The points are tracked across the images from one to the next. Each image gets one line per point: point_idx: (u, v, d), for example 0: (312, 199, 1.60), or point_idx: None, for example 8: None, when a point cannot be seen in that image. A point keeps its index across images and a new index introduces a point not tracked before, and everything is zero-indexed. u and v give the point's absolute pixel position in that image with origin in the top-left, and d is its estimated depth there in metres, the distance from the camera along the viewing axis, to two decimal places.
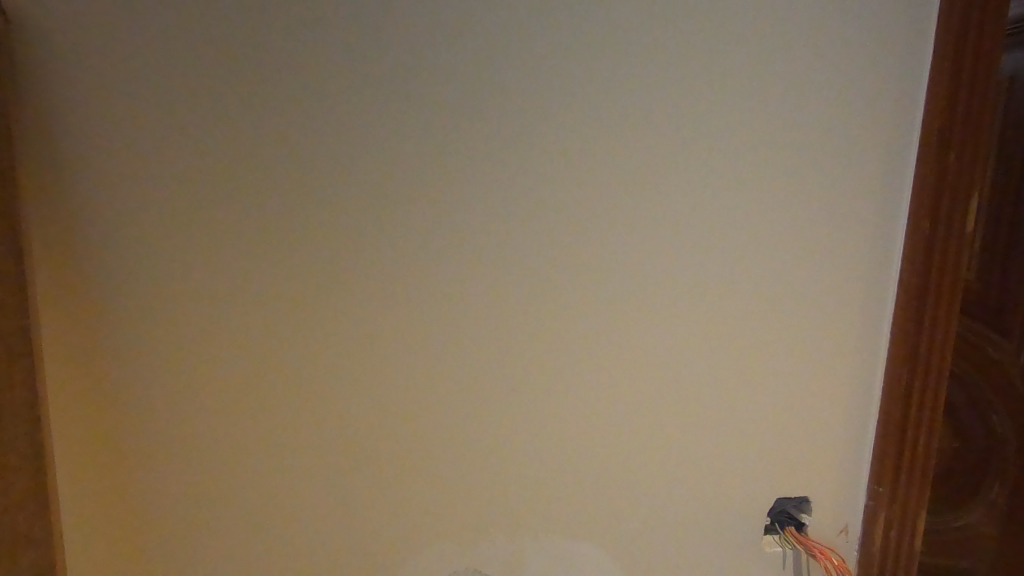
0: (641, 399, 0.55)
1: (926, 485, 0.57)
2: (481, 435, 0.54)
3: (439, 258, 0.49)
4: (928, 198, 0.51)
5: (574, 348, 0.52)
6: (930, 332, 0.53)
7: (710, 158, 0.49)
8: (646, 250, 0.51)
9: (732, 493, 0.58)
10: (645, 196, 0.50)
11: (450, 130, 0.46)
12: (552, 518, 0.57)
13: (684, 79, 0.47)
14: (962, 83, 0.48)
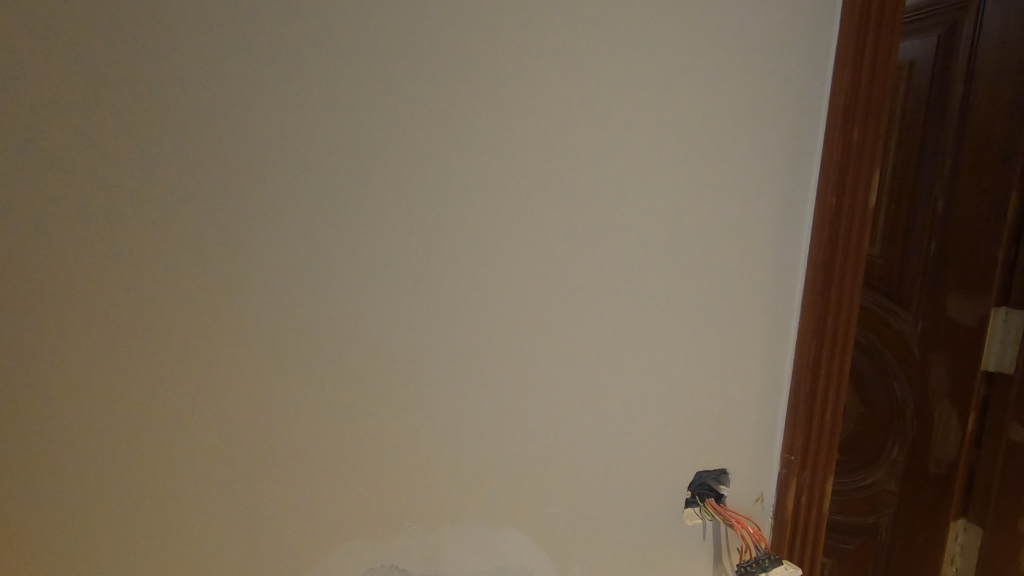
0: (550, 382, 0.55)
1: (831, 452, 0.62)
2: (404, 446, 0.52)
3: (347, 263, 0.49)
4: (831, 189, 0.55)
5: (498, 340, 0.52)
6: (835, 314, 0.58)
7: (600, 145, 0.50)
8: (539, 233, 0.52)
9: (650, 473, 0.58)
10: (535, 184, 0.51)
11: (362, 136, 0.47)
12: (471, 516, 0.55)
13: (602, 69, 0.48)
14: (862, 73, 0.53)
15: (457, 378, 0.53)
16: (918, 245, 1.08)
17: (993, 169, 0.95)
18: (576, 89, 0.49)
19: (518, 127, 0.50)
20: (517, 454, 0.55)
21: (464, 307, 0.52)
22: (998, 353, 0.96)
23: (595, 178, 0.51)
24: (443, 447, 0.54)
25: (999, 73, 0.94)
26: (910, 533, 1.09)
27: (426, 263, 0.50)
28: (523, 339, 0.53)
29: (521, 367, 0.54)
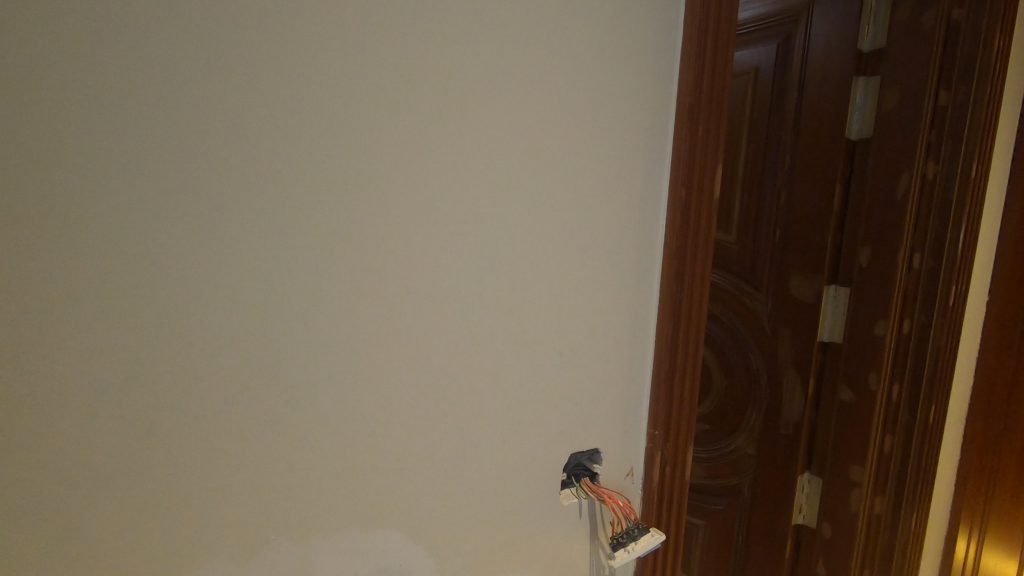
0: (431, 386, 0.52)
1: (689, 422, 0.68)
2: (270, 468, 0.45)
3: (187, 273, 0.39)
4: (681, 183, 0.61)
5: (377, 341, 0.48)
6: (688, 297, 0.64)
7: (474, 135, 0.50)
8: (413, 229, 0.48)
9: (531, 457, 0.59)
10: (407, 174, 0.47)
11: (204, 118, 0.38)
12: (347, 532, 0.50)
13: (472, 61, 0.49)
14: (703, 79, 0.60)
15: (327, 393, 0.47)
16: (765, 232, 1.21)
17: (821, 164, 1.09)
18: (454, 77, 0.48)
19: (397, 115, 0.46)
20: (395, 465, 0.51)
21: (334, 315, 0.46)
22: (830, 324, 1.11)
23: (470, 170, 0.50)
24: (310, 474, 0.47)
25: (824, 81, 1.08)
26: (766, 490, 1.22)
27: (278, 269, 0.43)
28: (400, 344, 0.50)
29: (400, 375, 0.50)
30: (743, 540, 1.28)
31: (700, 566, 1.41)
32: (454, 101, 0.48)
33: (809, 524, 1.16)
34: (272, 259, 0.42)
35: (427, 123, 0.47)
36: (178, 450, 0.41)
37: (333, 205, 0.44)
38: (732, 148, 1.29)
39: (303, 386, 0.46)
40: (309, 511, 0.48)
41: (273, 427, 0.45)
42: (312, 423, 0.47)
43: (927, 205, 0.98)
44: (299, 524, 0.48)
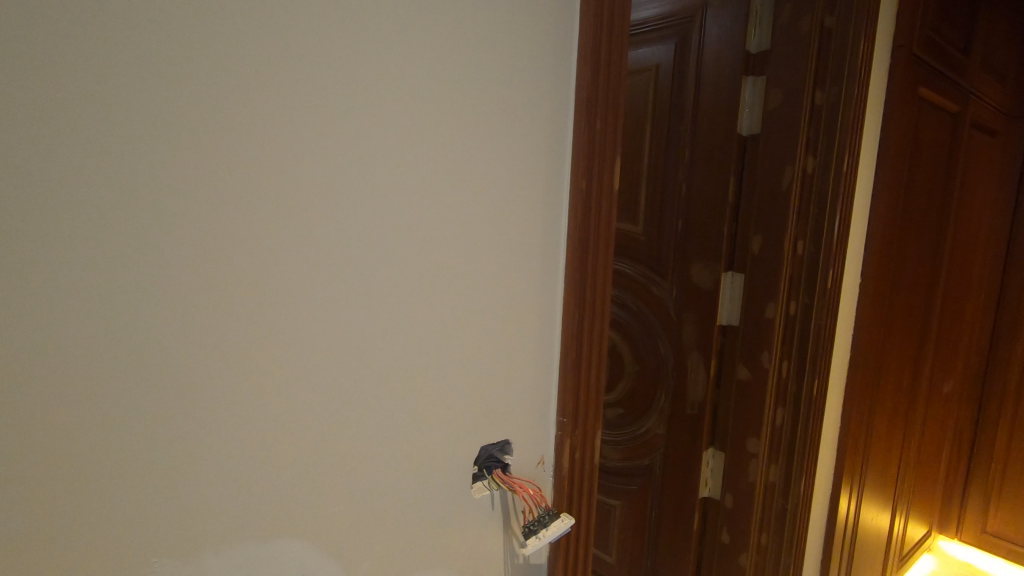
0: (333, 386, 0.50)
1: (597, 408, 0.70)
2: (152, 488, 0.41)
3: (41, 275, 0.35)
4: (581, 176, 0.63)
5: (272, 345, 0.46)
6: (592, 287, 0.66)
7: (372, 125, 0.48)
8: (307, 223, 0.46)
9: (442, 451, 0.59)
10: (299, 165, 0.45)
11: (53, 101, 0.34)
12: (244, 548, 0.47)
13: (367, 51, 0.47)
14: (600, 76, 0.62)
15: (218, 400, 0.43)
16: (669, 222, 1.27)
17: (717, 159, 1.17)
18: (349, 63, 0.46)
19: (287, 102, 0.43)
20: (296, 471, 0.49)
21: (222, 316, 0.43)
22: (728, 308, 1.19)
23: (368, 161, 0.49)
24: (199, 491, 0.43)
25: (718, 80, 1.15)
26: (675, 467, 1.28)
27: (155, 268, 0.39)
28: (298, 344, 0.47)
29: (298, 377, 0.48)
30: (656, 516, 1.34)
31: (617, 545, 1.46)
32: (350, 88, 0.47)
33: (713, 496, 1.24)
34: (146, 256, 0.38)
35: (321, 110, 0.45)
36: (37, 474, 0.36)
37: (217, 197, 0.41)
38: (636, 142, 1.34)
39: (189, 395, 0.42)
40: (200, 530, 0.44)
41: (155, 443, 0.41)
42: (200, 435, 0.43)
43: (808, 196, 1.07)
44: (188, 546, 0.44)
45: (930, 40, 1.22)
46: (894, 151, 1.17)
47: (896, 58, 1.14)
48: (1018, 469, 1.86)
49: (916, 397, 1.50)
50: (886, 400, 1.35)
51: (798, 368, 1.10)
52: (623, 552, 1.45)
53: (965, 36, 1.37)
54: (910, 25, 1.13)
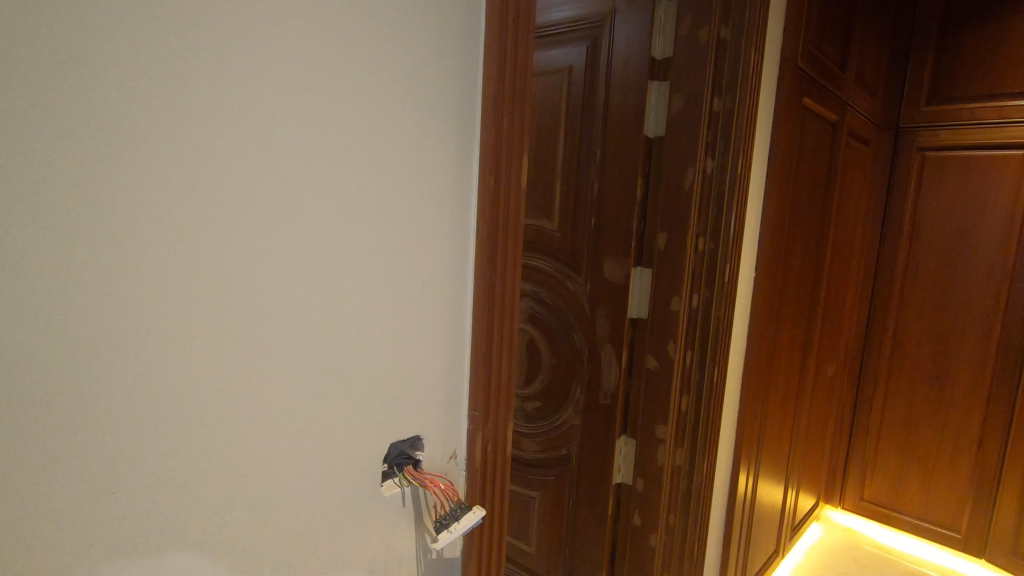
0: (230, 388, 0.47)
1: (508, 401, 0.71)
2: (17, 506, 0.37)
3: None
4: (489, 172, 0.64)
5: (161, 348, 0.43)
6: (502, 282, 0.68)
7: (271, 114, 0.46)
8: (199, 218, 0.43)
9: (352, 450, 0.58)
10: (190, 153, 0.42)
11: None
12: (131, 565, 0.44)
13: (264, 40, 0.45)
14: (505, 76, 0.63)
15: (99, 407, 0.40)
16: (583, 218, 1.31)
17: (626, 159, 1.23)
18: (245, 47, 0.44)
19: (176, 85, 0.41)
20: (192, 481, 0.46)
21: (102, 316, 0.39)
22: (638, 302, 1.25)
23: (266, 151, 0.47)
24: (78, 506, 0.40)
25: (626, 83, 1.21)
26: (590, 455, 1.33)
27: (22, 262, 0.35)
28: (191, 344, 0.44)
29: (192, 380, 0.45)
30: (573, 505, 1.39)
31: (536, 536, 1.49)
32: (245, 73, 0.44)
33: (626, 482, 1.30)
34: (8, 248, 0.35)
35: (216, 95, 0.43)
36: None
37: (93, 187, 0.38)
38: (551, 140, 1.37)
39: (68, 401, 0.38)
40: (80, 550, 0.40)
41: (26, 454, 0.37)
42: (80, 445, 0.39)
43: (708, 196, 1.14)
44: (62, 568, 0.40)
45: (811, 55, 1.34)
46: (782, 155, 1.28)
47: (783, 70, 1.24)
48: (888, 442, 2.09)
49: (804, 380, 1.64)
50: (777, 384, 1.48)
51: (699, 356, 1.17)
52: (542, 541, 1.48)
53: (841, 53, 1.52)
54: (794, 40, 1.24)
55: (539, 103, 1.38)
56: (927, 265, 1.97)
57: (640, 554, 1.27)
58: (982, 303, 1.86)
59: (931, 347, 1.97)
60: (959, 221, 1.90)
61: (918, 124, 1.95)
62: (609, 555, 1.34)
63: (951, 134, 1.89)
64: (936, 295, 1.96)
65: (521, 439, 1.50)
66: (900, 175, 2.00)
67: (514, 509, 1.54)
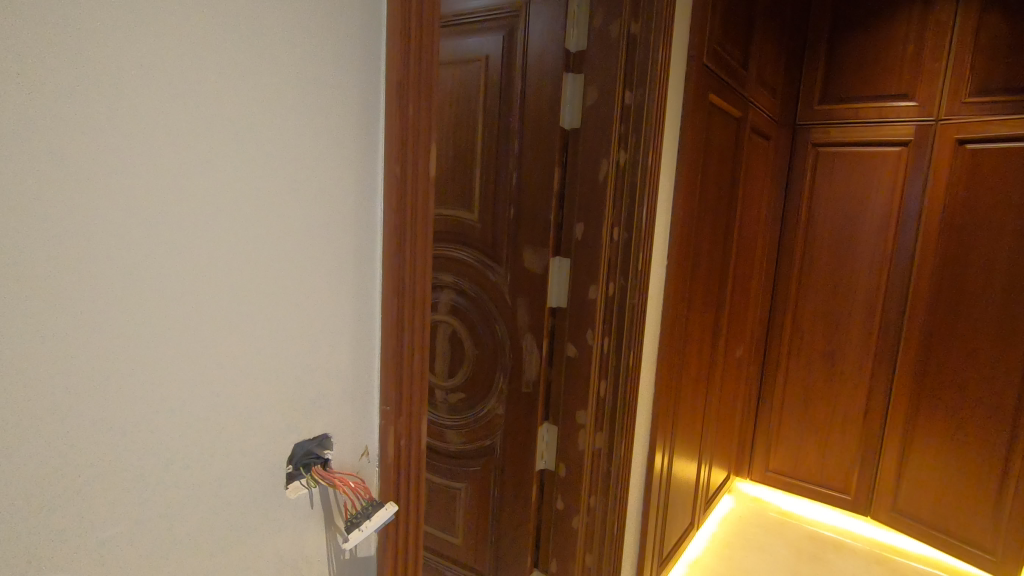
0: (110, 396, 0.43)
1: (422, 394, 0.70)
2: None
3: None
4: (395, 161, 0.62)
5: (20, 351, 0.38)
6: (412, 274, 0.66)
7: (146, 94, 0.42)
8: (63, 205, 0.39)
9: (254, 453, 0.55)
10: (46, 135, 0.38)
11: None
12: None
13: (135, 12, 0.41)
14: (410, 62, 0.62)
15: None
16: (502, 209, 1.32)
17: (543, 150, 1.24)
18: (113, 20, 0.40)
19: (28, 59, 0.36)
20: (66, 500, 0.41)
21: None
22: (557, 291, 1.28)
23: (141, 135, 0.43)
24: None
25: (541, 76, 1.22)
26: (514, 443, 1.35)
27: None
28: (59, 348, 0.40)
29: (61, 388, 0.40)
30: (498, 493, 1.40)
31: (462, 527, 1.49)
32: (114, 47, 0.40)
33: (549, 467, 1.33)
34: None
35: (78, 70, 0.39)
36: None
37: None
38: (469, 131, 1.36)
39: None
40: None
41: None
42: None
43: (621, 187, 1.18)
44: None
45: (716, 54, 1.41)
46: (690, 148, 1.34)
47: (691, 66, 1.30)
48: (789, 415, 2.26)
49: (714, 361, 1.75)
50: (689, 366, 1.56)
51: (616, 343, 1.22)
52: (468, 532, 1.48)
53: (743, 53, 1.61)
54: (699, 38, 1.30)
55: (456, 93, 1.36)
56: (821, 251, 2.14)
57: (564, 535, 1.30)
58: (866, 285, 2.06)
59: (824, 326, 2.15)
60: (846, 211, 2.08)
61: (812, 122, 2.11)
62: (533, 540, 1.36)
63: (839, 132, 2.06)
64: (828, 278, 2.13)
65: (444, 431, 1.49)
66: (797, 168, 2.15)
67: (439, 501, 1.53)
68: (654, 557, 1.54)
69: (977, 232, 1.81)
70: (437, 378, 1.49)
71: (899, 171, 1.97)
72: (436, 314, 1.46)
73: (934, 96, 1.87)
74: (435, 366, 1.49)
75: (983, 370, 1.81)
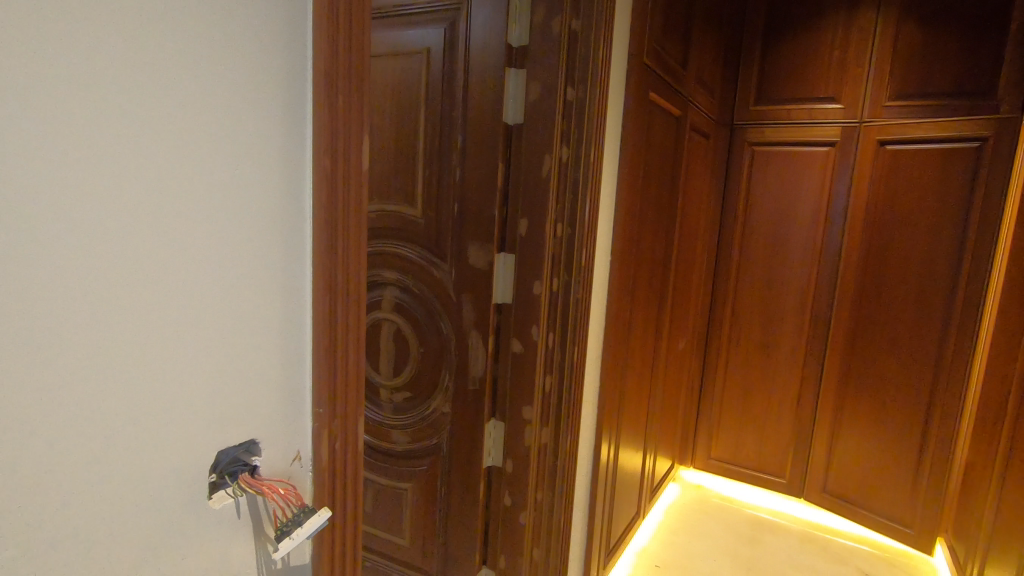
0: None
1: (358, 395, 0.68)
2: None
3: None
4: (324, 154, 0.60)
5: None
6: (345, 272, 0.64)
7: (32, 75, 0.39)
8: None
9: (172, 463, 0.52)
10: None
11: None
12: None
13: None
14: (339, 50, 0.59)
15: None
16: (446, 205, 1.30)
17: (487, 145, 1.23)
18: None
19: None
20: None
21: None
22: (501, 288, 1.27)
23: (29, 119, 0.39)
24: None
25: (484, 71, 1.21)
26: (460, 442, 1.33)
27: None
28: None
29: None
30: (445, 492, 1.38)
31: (410, 529, 1.47)
32: None
33: (496, 464, 1.33)
34: None
35: None
36: None
37: None
38: (412, 125, 1.33)
39: None
40: None
41: None
42: None
43: (565, 183, 1.19)
44: None
45: (656, 53, 1.44)
46: (632, 146, 1.37)
47: (632, 64, 1.32)
48: (728, 404, 2.35)
49: (658, 354, 1.79)
50: (633, 360, 1.59)
51: (560, 338, 1.23)
52: (415, 533, 1.46)
53: (682, 53, 1.65)
54: (639, 38, 1.32)
55: (396, 86, 1.33)
56: (757, 247, 2.23)
57: (512, 532, 1.31)
58: (799, 279, 2.16)
59: (761, 319, 2.25)
60: (780, 208, 2.18)
61: (748, 122, 2.19)
62: (482, 537, 1.36)
63: (772, 132, 2.15)
64: (764, 273, 2.23)
65: (390, 432, 1.46)
66: (734, 167, 2.23)
67: (386, 503, 1.50)
68: (601, 548, 1.57)
69: (896, 228, 1.94)
70: (382, 378, 1.46)
71: (828, 170, 2.07)
72: (379, 312, 1.43)
73: (858, 99, 1.98)
74: (379, 366, 1.46)
75: (901, 357, 1.94)
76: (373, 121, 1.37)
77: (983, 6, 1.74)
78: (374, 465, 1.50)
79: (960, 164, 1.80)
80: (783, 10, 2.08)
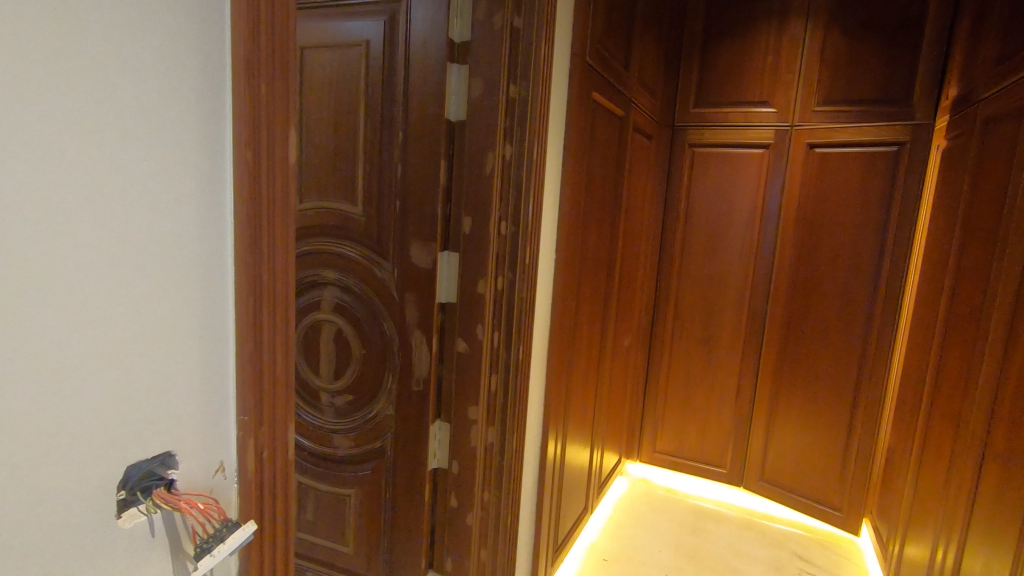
0: None
1: (287, 401, 0.65)
2: None
3: None
4: (245, 148, 0.57)
5: None
6: (270, 272, 0.61)
7: None
8: None
9: (77, 482, 0.47)
10: None
11: None
12: None
13: None
14: (261, 37, 0.56)
15: None
16: (388, 202, 1.27)
17: (428, 141, 1.21)
18: None
19: None
20: None
21: None
22: (446, 287, 1.25)
23: None
24: None
25: (425, 65, 1.19)
26: (404, 444, 1.31)
27: None
28: None
29: None
30: (389, 495, 1.35)
31: (353, 535, 1.43)
32: None
33: (441, 465, 1.31)
34: None
35: None
36: None
37: None
38: (351, 119, 1.29)
39: None
40: None
41: None
42: None
43: (508, 181, 1.19)
44: None
45: (598, 53, 1.45)
46: (575, 144, 1.37)
47: (575, 63, 1.33)
48: (671, 398, 2.42)
49: (603, 351, 1.82)
50: (578, 357, 1.61)
51: (505, 336, 1.23)
52: (359, 540, 1.42)
53: (624, 54, 1.67)
54: (581, 37, 1.33)
55: (334, 78, 1.29)
56: (698, 245, 2.30)
57: (458, 533, 1.29)
58: (737, 275, 2.24)
59: (702, 315, 2.32)
60: (718, 207, 2.25)
61: (688, 123, 2.25)
62: (427, 541, 1.33)
63: (711, 134, 2.22)
64: (704, 270, 2.30)
65: (331, 436, 1.41)
66: (676, 167, 2.29)
67: (328, 510, 1.45)
68: (549, 545, 1.58)
69: (824, 227, 2.04)
70: (322, 381, 1.41)
71: (763, 171, 2.16)
72: (319, 313, 1.38)
73: (789, 104, 2.07)
74: (320, 369, 1.41)
75: (830, 349, 2.05)
76: (310, 114, 1.32)
77: (900, 19, 1.86)
78: (315, 471, 1.45)
79: (880, 167, 1.91)
80: (720, 15, 2.15)
